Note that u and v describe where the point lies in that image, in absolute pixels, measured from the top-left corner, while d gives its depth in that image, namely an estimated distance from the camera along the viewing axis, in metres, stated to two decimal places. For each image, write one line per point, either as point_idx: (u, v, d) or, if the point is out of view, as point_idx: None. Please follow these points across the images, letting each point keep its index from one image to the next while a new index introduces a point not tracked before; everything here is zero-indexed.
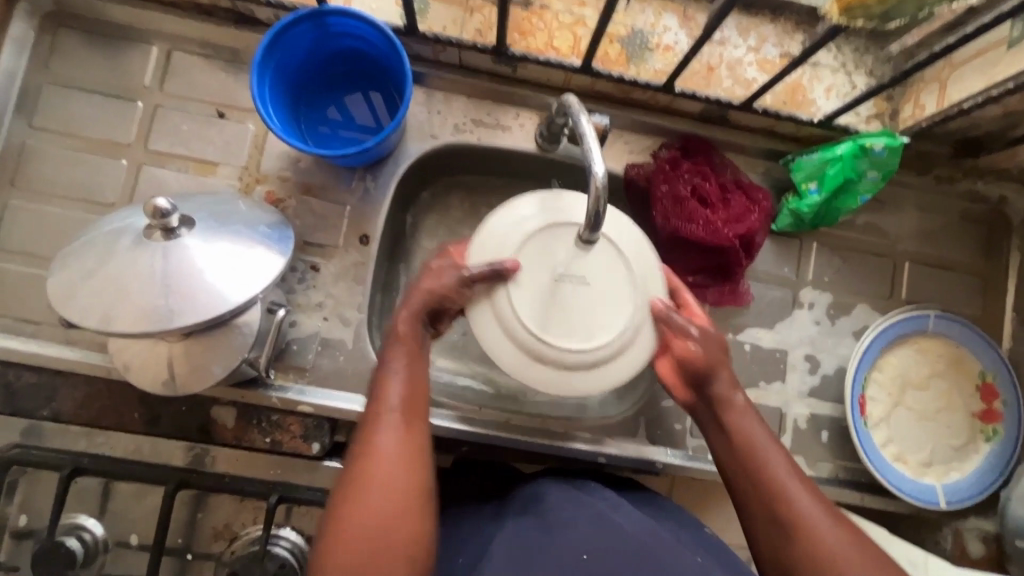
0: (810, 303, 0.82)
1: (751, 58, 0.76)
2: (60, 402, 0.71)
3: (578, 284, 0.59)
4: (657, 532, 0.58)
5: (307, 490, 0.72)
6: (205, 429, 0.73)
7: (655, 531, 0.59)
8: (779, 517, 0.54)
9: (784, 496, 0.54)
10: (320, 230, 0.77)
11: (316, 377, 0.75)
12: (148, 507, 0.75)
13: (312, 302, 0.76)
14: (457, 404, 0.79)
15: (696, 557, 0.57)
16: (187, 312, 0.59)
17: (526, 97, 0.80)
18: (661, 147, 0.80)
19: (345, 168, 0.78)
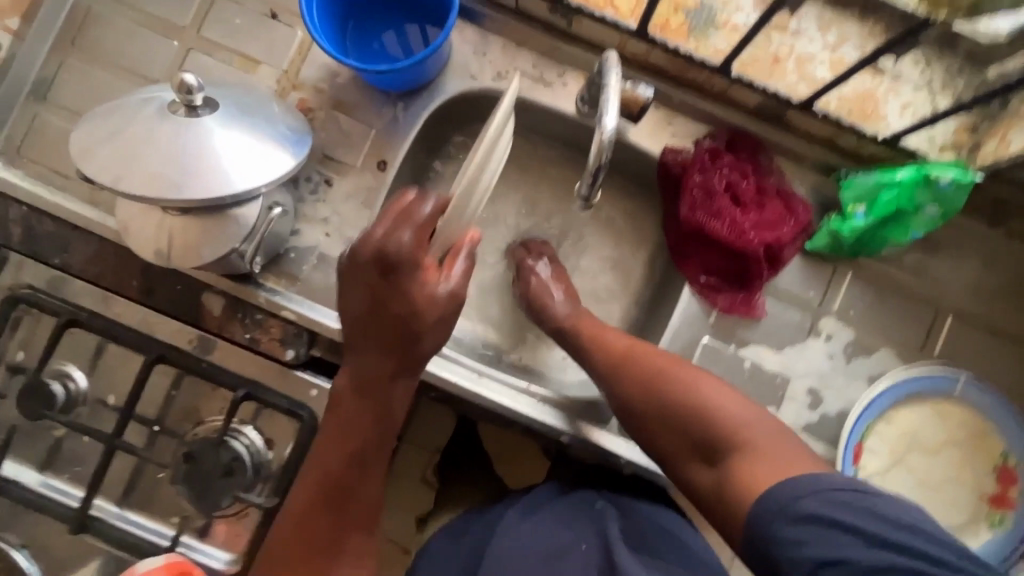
0: (828, 334, 0.75)
1: (825, 56, 0.69)
2: (71, 255, 0.75)
3: None
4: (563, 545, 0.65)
5: (275, 394, 0.72)
6: (194, 312, 0.75)
7: (545, 543, 0.65)
8: (620, 377, 0.66)
9: (627, 360, 0.66)
10: (343, 148, 0.77)
11: (306, 288, 0.76)
12: (128, 374, 0.78)
13: (319, 216, 0.76)
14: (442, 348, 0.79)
15: (582, 545, 0.65)
16: (189, 188, 0.61)
17: (576, 55, 0.76)
18: (706, 136, 0.75)
19: (379, 92, 0.78)
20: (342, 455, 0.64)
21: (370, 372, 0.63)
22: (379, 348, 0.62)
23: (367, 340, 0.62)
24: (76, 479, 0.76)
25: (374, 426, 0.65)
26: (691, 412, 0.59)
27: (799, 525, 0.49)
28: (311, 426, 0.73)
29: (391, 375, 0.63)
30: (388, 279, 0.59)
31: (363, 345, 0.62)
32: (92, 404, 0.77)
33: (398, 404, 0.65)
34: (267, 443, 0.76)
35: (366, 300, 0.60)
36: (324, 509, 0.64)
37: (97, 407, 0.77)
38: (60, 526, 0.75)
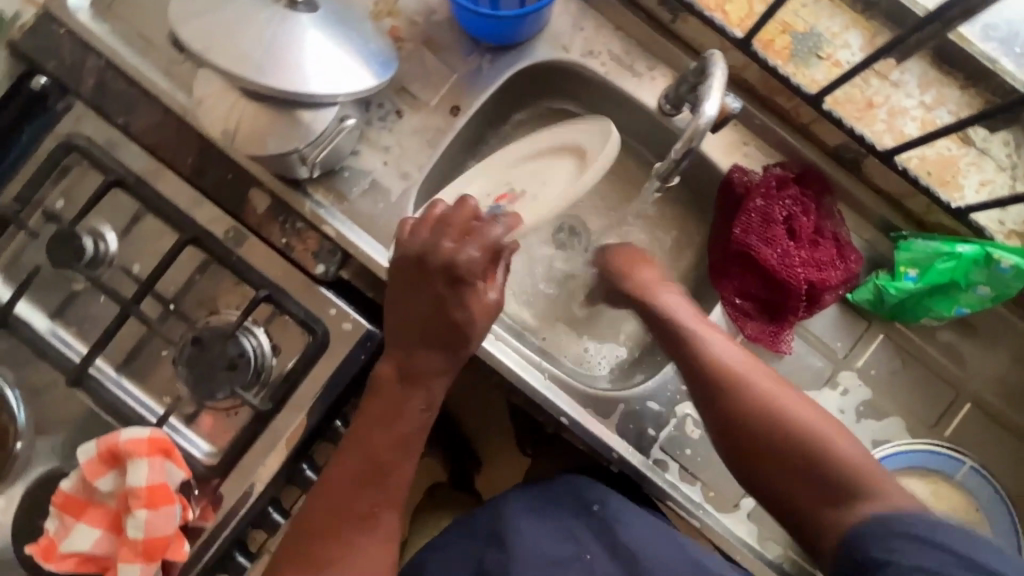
0: (844, 389, 0.75)
1: (918, 113, 0.69)
2: (135, 118, 0.76)
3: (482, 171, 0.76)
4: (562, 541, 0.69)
5: (294, 304, 0.73)
6: (238, 204, 0.76)
7: (546, 550, 0.67)
8: (715, 379, 0.65)
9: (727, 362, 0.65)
10: (421, 83, 0.77)
11: (351, 210, 0.76)
12: (155, 248, 0.78)
13: (381, 143, 0.77)
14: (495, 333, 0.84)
15: (585, 554, 0.67)
16: (272, 75, 0.61)
17: (671, 53, 0.76)
18: (776, 165, 0.75)
19: (470, 39, 0.77)
20: (384, 439, 0.63)
21: (415, 363, 0.64)
22: (424, 344, 0.64)
23: (418, 337, 0.64)
24: (83, 337, 0.76)
25: (409, 423, 0.64)
26: (779, 425, 0.61)
27: (896, 541, 0.51)
28: (321, 341, 0.74)
29: (437, 368, 0.64)
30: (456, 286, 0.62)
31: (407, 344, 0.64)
32: (114, 268, 0.78)
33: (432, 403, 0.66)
34: (273, 349, 0.76)
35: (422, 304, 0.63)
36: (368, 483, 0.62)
37: (119, 272, 0.78)
38: (57, 376, 0.75)
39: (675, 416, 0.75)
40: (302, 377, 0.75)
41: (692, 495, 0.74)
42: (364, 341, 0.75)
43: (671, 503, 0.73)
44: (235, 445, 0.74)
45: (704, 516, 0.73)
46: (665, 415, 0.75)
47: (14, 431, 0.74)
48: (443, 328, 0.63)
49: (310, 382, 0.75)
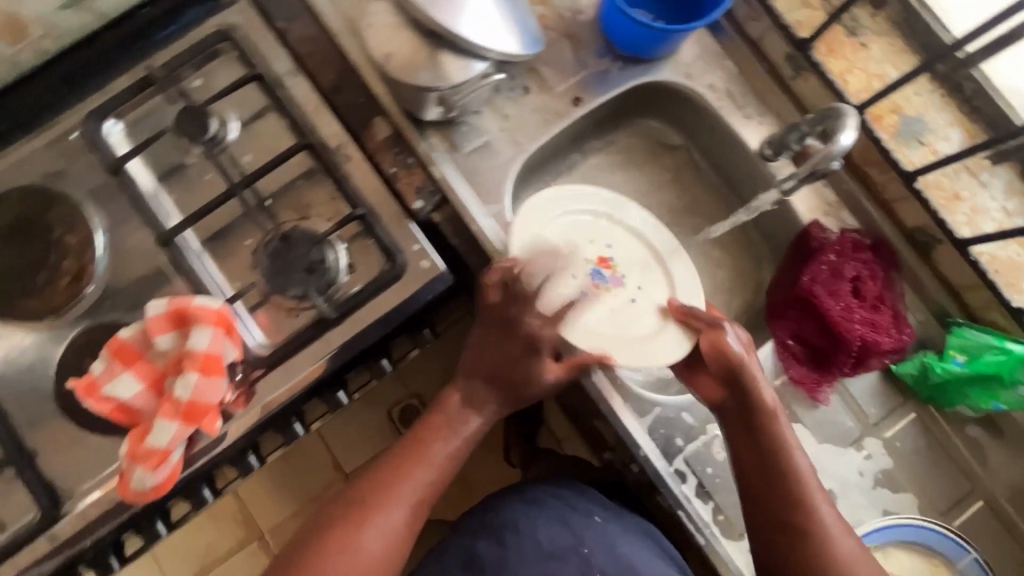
0: (868, 453, 0.78)
1: (997, 215, 0.74)
2: (292, 28, 0.83)
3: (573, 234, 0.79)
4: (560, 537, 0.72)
5: (382, 232, 0.79)
6: (360, 128, 0.81)
7: (542, 544, 0.71)
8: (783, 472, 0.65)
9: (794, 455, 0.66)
10: (553, 68, 0.83)
11: (459, 161, 0.82)
12: (267, 146, 0.82)
13: (503, 110, 0.83)
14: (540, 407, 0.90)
15: (583, 549, 0.71)
16: (440, 14, 0.67)
17: (784, 105, 0.83)
18: (853, 230, 0.80)
19: (607, 44, 0.84)
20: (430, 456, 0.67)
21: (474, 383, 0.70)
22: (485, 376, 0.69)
23: (474, 363, 0.70)
24: (181, 207, 0.81)
25: (452, 440, 0.68)
26: (808, 503, 0.64)
27: None
28: (397, 271, 0.78)
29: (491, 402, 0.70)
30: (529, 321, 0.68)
31: (470, 366, 0.70)
32: (226, 153, 0.82)
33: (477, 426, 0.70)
34: (348, 267, 0.80)
35: (489, 339, 0.69)
36: (411, 480, 0.66)
37: (229, 158, 0.82)
38: (146, 233, 0.80)
39: (705, 433, 0.78)
40: (369, 299, 0.78)
41: (703, 513, 0.76)
42: (436, 282, 0.79)
43: (684, 515, 0.74)
44: (286, 347, 0.76)
45: (711, 536, 0.74)
46: (695, 429, 0.78)
47: (90, 272, 0.78)
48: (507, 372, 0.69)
49: (375, 306, 0.78)
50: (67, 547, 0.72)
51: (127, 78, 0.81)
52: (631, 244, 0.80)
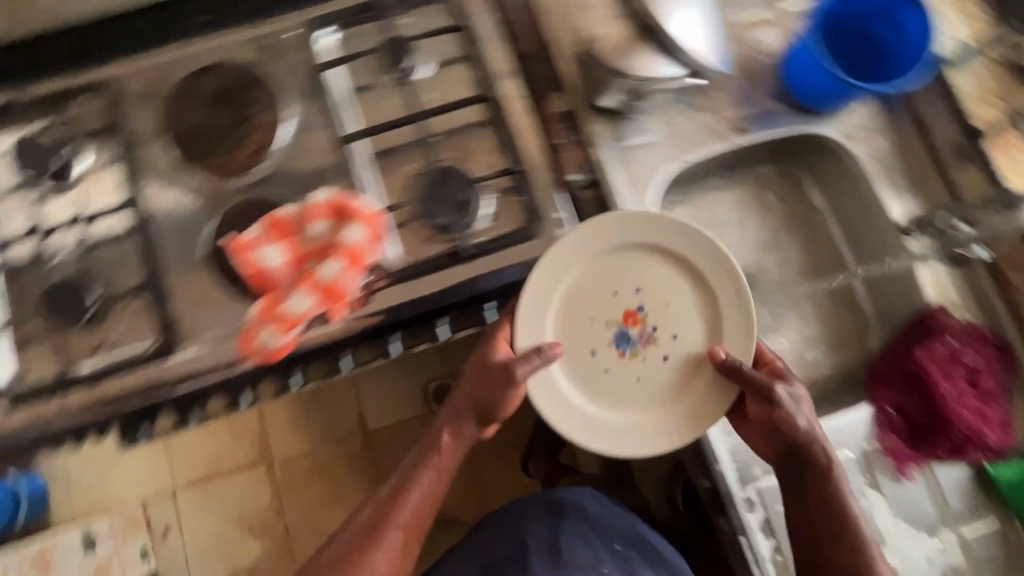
0: (944, 546, 0.76)
1: None
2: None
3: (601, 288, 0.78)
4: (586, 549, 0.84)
5: (531, 194, 0.83)
6: (540, 96, 0.87)
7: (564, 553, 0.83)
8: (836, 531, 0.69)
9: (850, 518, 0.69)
10: (728, 94, 0.88)
11: (621, 151, 0.88)
12: (448, 87, 0.89)
13: (674, 118, 0.88)
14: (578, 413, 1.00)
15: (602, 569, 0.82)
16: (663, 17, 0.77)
17: (937, 189, 0.86)
18: (975, 324, 0.83)
19: (780, 90, 0.88)
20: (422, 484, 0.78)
21: (460, 412, 0.80)
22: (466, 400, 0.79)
23: (461, 397, 0.80)
24: (358, 118, 0.88)
25: (434, 472, 0.78)
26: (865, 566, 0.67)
27: None
28: (535, 231, 0.82)
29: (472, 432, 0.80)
30: (519, 378, 0.73)
31: (468, 395, 0.79)
32: (412, 83, 0.89)
33: (469, 438, 0.80)
34: (490, 216, 0.84)
35: (480, 381, 0.77)
36: (409, 506, 0.76)
37: (411, 88, 0.89)
38: (324, 133, 0.87)
39: None
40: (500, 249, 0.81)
41: (761, 549, 0.75)
42: None
43: (743, 541, 0.76)
44: (419, 267, 0.81)
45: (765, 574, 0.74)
46: None
47: (268, 150, 0.86)
48: (489, 402, 0.78)
49: (504, 257, 0.81)
50: (178, 376, 0.78)
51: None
52: (666, 280, 0.77)
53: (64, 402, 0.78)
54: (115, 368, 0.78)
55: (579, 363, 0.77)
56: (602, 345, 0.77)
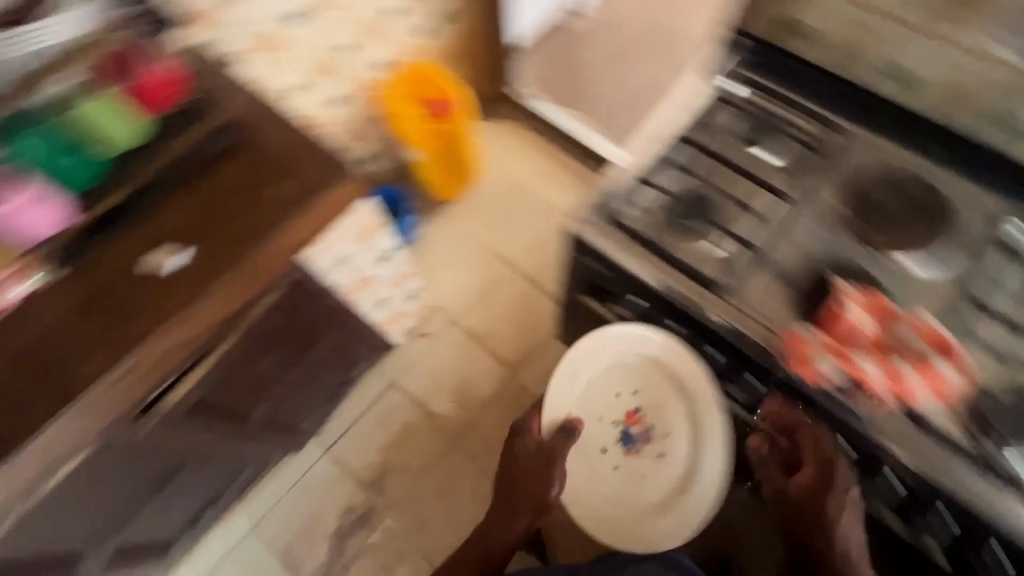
0: None
1: None
2: None
3: (622, 393, 1.40)
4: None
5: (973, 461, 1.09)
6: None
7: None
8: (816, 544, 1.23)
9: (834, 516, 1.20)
10: None
11: None
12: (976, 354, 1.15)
13: None
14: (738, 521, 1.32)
15: None
16: None
17: None
18: None
19: None
20: (495, 527, 1.36)
21: (516, 499, 1.36)
22: (513, 484, 1.37)
23: (528, 476, 1.36)
24: (917, 288, 1.20)
25: (507, 527, 1.34)
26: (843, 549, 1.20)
27: None
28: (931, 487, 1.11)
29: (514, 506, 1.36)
30: (557, 459, 1.33)
31: (521, 492, 1.36)
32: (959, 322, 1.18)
33: (522, 527, 1.34)
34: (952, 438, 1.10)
35: (528, 471, 1.36)
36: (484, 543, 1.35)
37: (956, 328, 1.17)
38: (893, 273, 1.20)
39: None
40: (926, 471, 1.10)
41: None
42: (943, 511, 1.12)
43: None
44: (912, 413, 1.12)
45: None
46: None
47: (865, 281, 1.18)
48: (537, 495, 1.34)
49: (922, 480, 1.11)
50: (705, 305, 1.19)
51: (971, 250, 1.21)
52: (622, 369, 1.39)
53: (649, 256, 1.23)
54: (687, 264, 1.21)
55: (592, 463, 1.40)
56: (611, 445, 1.40)
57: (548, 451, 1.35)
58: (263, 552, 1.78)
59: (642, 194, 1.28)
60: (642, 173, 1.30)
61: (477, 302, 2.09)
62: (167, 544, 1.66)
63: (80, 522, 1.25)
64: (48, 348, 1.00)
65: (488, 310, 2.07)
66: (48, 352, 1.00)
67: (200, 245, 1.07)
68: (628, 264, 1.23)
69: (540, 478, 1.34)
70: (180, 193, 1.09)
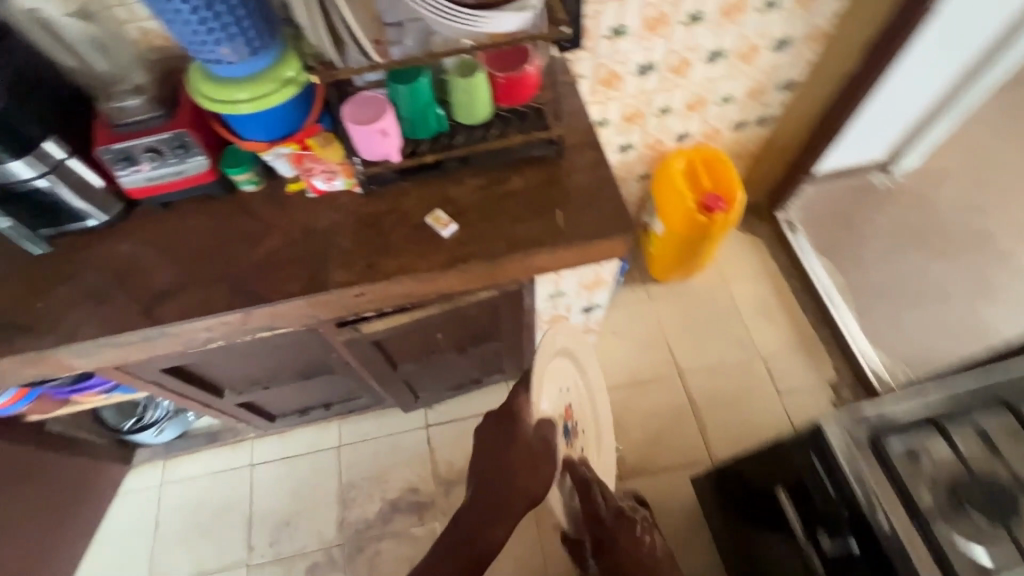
0: None
1: None
2: None
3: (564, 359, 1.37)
4: None
5: None
6: None
7: None
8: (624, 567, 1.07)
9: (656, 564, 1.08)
10: None
11: None
12: None
13: None
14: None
15: None
16: None
17: None
18: None
19: None
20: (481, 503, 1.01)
21: (506, 494, 0.99)
22: (503, 468, 0.98)
23: (509, 457, 0.97)
24: None
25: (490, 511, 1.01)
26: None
27: None
28: None
29: (496, 481, 1.00)
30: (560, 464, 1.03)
31: (505, 491, 0.99)
32: None
33: (514, 515, 1.01)
34: None
35: (509, 445, 0.98)
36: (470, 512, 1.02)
37: None
38: None
39: None
40: None
41: None
42: None
43: None
44: None
45: None
46: None
47: None
48: (537, 490, 0.98)
49: None
50: None
51: None
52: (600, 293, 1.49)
53: (903, 521, 0.88)
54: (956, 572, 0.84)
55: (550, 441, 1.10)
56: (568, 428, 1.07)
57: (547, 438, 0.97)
58: (326, 468, 1.90)
59: (921, 435, 0.95)
60: (942, 418, 0.96)
61: (626, 385, 2.01)
62: (272, 416, 1.82)
63: (248, 367, 1.44)
64: (322, 239, 1.15)
65: (632, 400, 1.98)
66: (319, 242, 1.14)
67: (471, 223, 1.15)
68: (864, 501, 0.90)
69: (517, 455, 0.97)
70: (485, 175, 1.20)
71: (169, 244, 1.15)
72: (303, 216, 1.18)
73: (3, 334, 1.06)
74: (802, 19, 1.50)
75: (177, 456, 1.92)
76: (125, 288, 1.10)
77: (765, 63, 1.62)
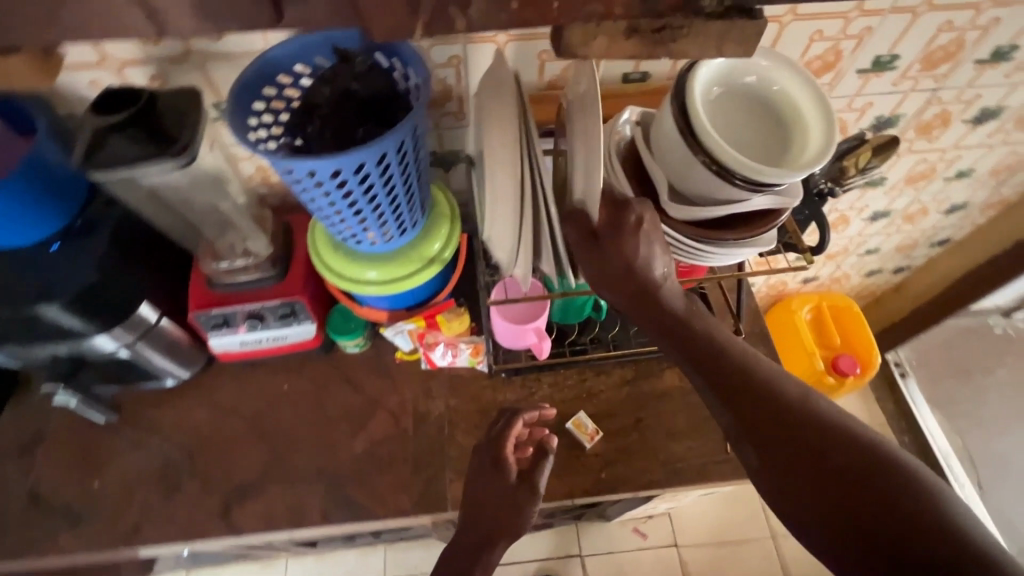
0: None
1: None
2: None
3: None
4: (789, 414, 0.58)
5: None
6: None
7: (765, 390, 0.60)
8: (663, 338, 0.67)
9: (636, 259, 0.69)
10: None
11: None
12: None
13: None
14: (673, 323, 0.66)
15: (817, 444, 0.56)
16: None
17: None
18: None
19: None
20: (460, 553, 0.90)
21: (489, 520, 0.87)
22: (494, 495, 0.86)
23: (497, 450, 0.86)
24: None
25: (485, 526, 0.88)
26: (707, 338, 0.65)
27: None
28: None
29: (484, 502, 0.87)
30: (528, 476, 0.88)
31: (494, 509, 0.87)
32: None
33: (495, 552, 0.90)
34: None
35: (491, 465, 0.86)
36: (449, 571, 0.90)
37: None
38: None
39: None
40: None
41: None
42: None
43: None
44: None
45: None
46: None
47: None
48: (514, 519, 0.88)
49: None
50: None
51: None
52: None
53: None
54: None
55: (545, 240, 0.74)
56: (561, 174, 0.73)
57: (529, 477, 0.88)
58: None
59: None
60: None
61: (708, 545, 1.78)
62: (312, 542, 1.59)
63: None
64: (436, 432, 0.95)
65: (716, 562, 1.75)
66: (433, 434, 0.95)
67: (618, 430, 0.95)
68: None
69: (507, 461, 0.85)
70: (633, 364, 1.01)
71: (253, 415, 0.96)
72: (415, 394, 0.99)
73: (48, 526, 0.87)
74: (987, 189, 1.30)
75: (201, 567, 1.71)
76: (197, 475, 0.91)
77: (928, 223, 1.42)
